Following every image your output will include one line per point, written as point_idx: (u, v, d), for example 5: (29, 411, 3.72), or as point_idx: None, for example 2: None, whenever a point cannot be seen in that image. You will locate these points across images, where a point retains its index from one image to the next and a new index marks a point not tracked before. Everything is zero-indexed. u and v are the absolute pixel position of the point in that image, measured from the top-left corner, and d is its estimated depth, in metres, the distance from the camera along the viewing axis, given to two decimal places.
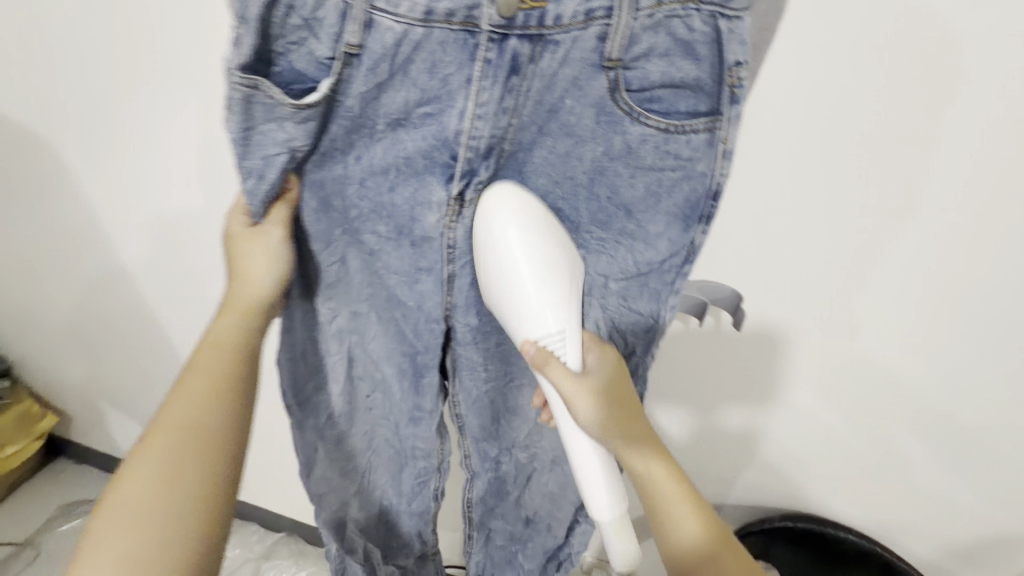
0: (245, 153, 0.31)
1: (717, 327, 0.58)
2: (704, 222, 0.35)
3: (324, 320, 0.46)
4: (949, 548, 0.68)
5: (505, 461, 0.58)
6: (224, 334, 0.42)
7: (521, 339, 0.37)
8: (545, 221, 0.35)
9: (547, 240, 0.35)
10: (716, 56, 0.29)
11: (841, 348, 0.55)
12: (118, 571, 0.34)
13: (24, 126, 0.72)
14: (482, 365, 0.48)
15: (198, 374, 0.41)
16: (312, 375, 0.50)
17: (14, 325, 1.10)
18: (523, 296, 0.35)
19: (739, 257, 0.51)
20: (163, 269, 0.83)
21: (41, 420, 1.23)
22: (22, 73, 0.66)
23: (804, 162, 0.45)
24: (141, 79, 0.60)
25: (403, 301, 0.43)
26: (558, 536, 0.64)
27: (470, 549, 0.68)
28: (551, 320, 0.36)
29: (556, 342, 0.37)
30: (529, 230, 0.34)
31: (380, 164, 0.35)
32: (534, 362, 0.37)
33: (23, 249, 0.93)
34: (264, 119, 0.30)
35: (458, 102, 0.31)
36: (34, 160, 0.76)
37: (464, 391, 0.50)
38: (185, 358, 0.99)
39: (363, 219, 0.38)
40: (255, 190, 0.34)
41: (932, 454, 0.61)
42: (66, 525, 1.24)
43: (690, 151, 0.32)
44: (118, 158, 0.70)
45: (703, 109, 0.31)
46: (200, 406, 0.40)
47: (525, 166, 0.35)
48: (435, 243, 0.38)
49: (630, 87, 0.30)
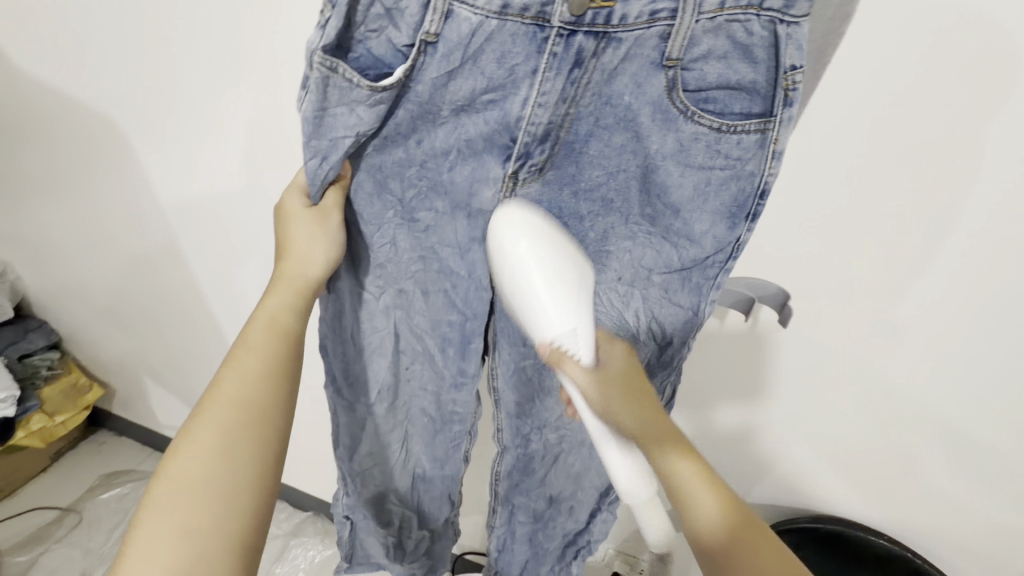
0: (315, 132, 0.33)
1: (753, 324, 0.58)
2: (750, 220, 0.35)
3: (372, 295, 0.48)
4: (972, 553, 0.68)
5: (535, 439, 0.59)
6: (275, 312, 0.45)
7: (538, 340, 0.42)
8: (551, 231, 0.39)
9: (554, 248, 0.39)
10: (773, 60, 0.30)
11: (876, 345, 0.55)
12: (179, 538, 0.37)
13: (98, 109, 0.76)
14: (522, 339, 0.50)
15: (248, 355, 0.43)
16: (355, 350, 0.52)
17: (70, 299, 1.16)
18: (538, 299, 0.40)
19: (777, 251, 0.52)
20: (214, 251, 0.88)
21: (85, 394, 1.29)
22: (94, 58, 0.71)
23: (851, 162, 0.45)
24: (208, 69, 0.64)
25: (454, 271, 0.45)
26: (579, 520, 0.67)
27: (493, 523, 0.68)
28: (563, 322, 0.41)
29: (568, 342, 0.42)
30: (538, 240, 0.38)
31: (441, 147, 0.38)
32: (550, 360, 0.42)
33: (85, 227, 0.98)
34: (337, 102, 0.32)
35: (522, 90, 0.33)
36: (103, 142, 0.81)
37: (503, 364, 0.52)
38: (227, 338, 1.04)
39: (418, 199, 0.41)
40: (316, 172, 0.36)
41: (964, 461, 0.60)
42: (107, 493, 1.30)
43: (740, 151, 0.33)
44: (179, 143, 0.74)
45: (755, 111, 0.32)
46: (249, 389, 0.42)
47: (582, 156, 0.37)
48: (489, 217, 0.40)
49: (687, 87, 0.32)
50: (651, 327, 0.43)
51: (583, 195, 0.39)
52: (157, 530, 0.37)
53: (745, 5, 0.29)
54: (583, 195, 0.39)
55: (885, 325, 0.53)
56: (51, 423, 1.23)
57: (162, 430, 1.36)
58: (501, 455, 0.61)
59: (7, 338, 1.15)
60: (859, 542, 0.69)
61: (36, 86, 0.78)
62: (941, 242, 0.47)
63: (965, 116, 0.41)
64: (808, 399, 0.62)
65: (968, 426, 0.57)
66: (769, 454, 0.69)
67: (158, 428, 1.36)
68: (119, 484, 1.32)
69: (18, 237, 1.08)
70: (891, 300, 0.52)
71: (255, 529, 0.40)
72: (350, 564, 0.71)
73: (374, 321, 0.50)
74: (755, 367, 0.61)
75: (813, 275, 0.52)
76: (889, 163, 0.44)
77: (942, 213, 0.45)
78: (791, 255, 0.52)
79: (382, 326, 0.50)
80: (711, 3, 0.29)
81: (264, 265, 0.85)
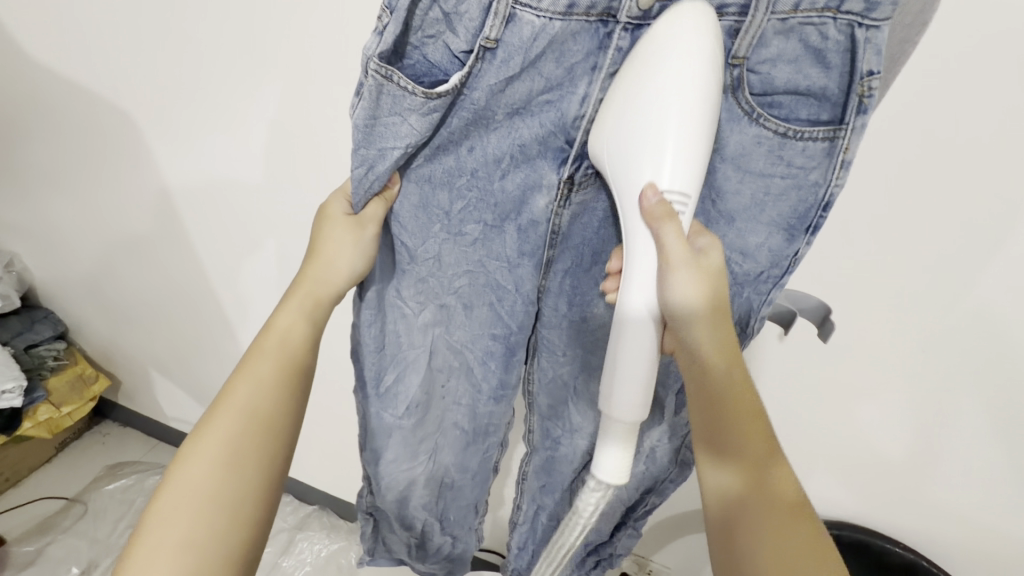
0: (365, 141, 0.33)
1: (782, 337, 0.56)
2: (811, 233, 0.33)
3: (412, 312, 0.48)
4: (997, 567, 0.67)
5: (563, 443, 0.58)
6: (289, 317, 0.44)
7: (643, 183, 0.32)
8: (718, 61, 0.29)
9: (708, 90, 0.30)
10: (847, 65, 0.29)
11: (921, 358, 0.53)
12: (182, 553, 0.36)
13: (110, 99, 0.75)
14: (562, 350, 0.49)
15: (264, 361, 0.42)
16: (390, 365, 0.51)
17: (77, 291, 1.15)
18: (661, 143, 0.31)
19: (815, 261, 0.50)
20: (224, 244, 0.87)
21: (91, 385, 1.27)
22: (109, 49, 0.70)
23: (904, 176, 0.44)
24: (226, 62, 0.62)
25: (502, 285, 0.44)
26: (604, 531, 0.62)
27: (517, 520, 0.69)
28: (682, 178, 0.32)
29: (680, 205, 0.33)
30: (703, 68, 0.29)
31: (493, 154, 0.37)
32: (648, 211, 0.33)
33: (93, 218, 0.97)
34: (389, 112, 0.32)
35: (580, 88, 0.33)
36: (114, 135, 0.80)
37: (541, 370, 0.52)
38: (235, 332, 1.03)
39: (466, 211, 0.40)
40: (364, 180, 0.36)
41: (998, 482, 0.58)
42: (112, 485, 1.29)
43: (803, 159, 0.32)
44: (193, 137, 0.73)
45: (824, 118, 0.30)
46: (262, 398, 0.41)
47: None
48: (540, 228, 0.40)
49: (753, 90, 0.31)
50: None
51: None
52: (157, 529, 0.37)
53: (821, 8, 0.28)
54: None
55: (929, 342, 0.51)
56: (59, 414, 1.21)
57: (169, 424, 1.35)
58: (529, 454, 0.62)
59: (15, 327, 1.14)
60: (879, 551, 0.68)
61: (47, 76, 0.77)
62: (998, 257, 0.44)
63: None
64: (835, 412, 0.61)
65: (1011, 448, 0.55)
66: (793, 463, 0.68)
67: (165, 421, 1.35)
68: (124, 475, 1.30)
69: (28, 227, 1.06)
70: (939, 315, 0.49)
71: (250, 544, 0.39)
72: (370, 556, 0.71)
73: (413, 338, 0.49)
74: (778, 375, 0.60)
75: (857, 286, 0.50)
76: (950, 175, 0.42)
77: (1004, 227, 0.43)
78: (831, 267, 0.50)
79: (418, 342, 0.49)
80: (785, 3, 0.28)
81: (275, 259, 0.83)
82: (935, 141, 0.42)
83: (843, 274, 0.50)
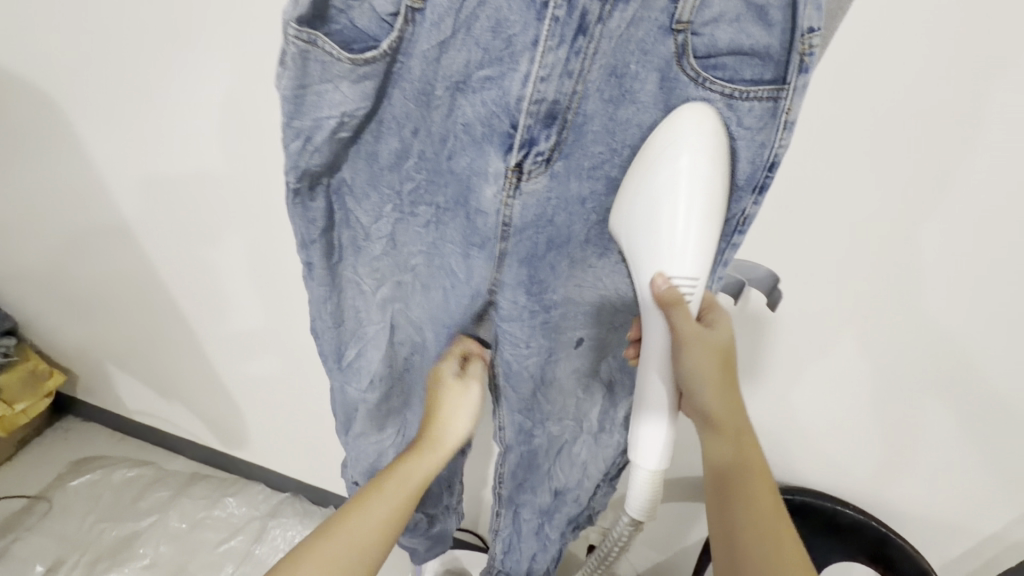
0: (297, 112, 0.32)
1: (745, 305, 0.57)
2: (757, 192, 0.33)
3: (371, 291, 0.46)
4: (939, 525, 0.70)
5: (538, 434, 0.56)
6: (412, 470, 0.54)
7: (654, 271, 0.36)
8: (721, 165, 0.32)
9: (714, 181, 0.32)
10: (789, 21, 0.28)
11: (868, 327, 0.54)
12: None
13: (34, 76, 0.70)
14: (525, 342, 0.46)
15: (385, 497, 0.52)
16: (352, 340, 0.49)
17: (20, 283, 1.09)
18: (667, 233, 0.34)
19: (772, 232, 0.51)
20: (170, 229, 0.82)
21: (46, 381, 1.22)
22: (32, 20, 0.64)
23: (850, 141, 0.44)
24: (157, 34, 0.59)
25: (454, 271, 0.43)
26: (583, 505, 0.60)
27: (497, 526, 0.65)
28: (688, 265, 0.35)
29: (688, 292, 0.36)
30: (707, 161, 0.32)
31: (438, 130, 0.36)
32: (662, 297, 0.36)
33: (27, 205, 0.91)
34: (320, 79, 0.31)
35: (521, 66, 0.32)
36: (41, 116, 0.74)
37: (506, 364, 0.49)
38: (189, 321, 0.99)
39: (417, 192, 0.40)
40: (300, 158, 0.35)
41: (940, 440, 0.61)
42: (76, 481, 1.25)
43: (752, 120, 0.31)
44: (128, 117, 0.68)
45: (767, 77, 0.30)
46: (395, 506, 0.52)
47: (585, 137, 0.34)
48: (490, 220, 0.38)
49: (697, 53, 0.30)
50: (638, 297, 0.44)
51: (587, 176, 0.36)
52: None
53: None
54: (586, 175, 0.36)
55: (880, 311, 0.53)
56: (11, 412, 1.19)
57: (133, 416, 1.30)
58: (504, 455, 0.58)
59: None
60: (831, 513, 0.72)
61: None
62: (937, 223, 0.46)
63: (982, 100, 0.40)
64: (787, 385, 0.63)
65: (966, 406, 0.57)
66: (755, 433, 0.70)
67: (129, 414, 1.30)
68: (88, 471, 1.26)
69: None
70: (897, 278, 0.50)
71: None
72: None
73: (371, 314, 0.47)
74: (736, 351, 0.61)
75: (805, 255, 0.52)
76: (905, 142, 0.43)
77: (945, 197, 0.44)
78: (783, 238, 0.51)
79: (376, 317, 0.47)
80: None
81: (225, 245, 0.80)
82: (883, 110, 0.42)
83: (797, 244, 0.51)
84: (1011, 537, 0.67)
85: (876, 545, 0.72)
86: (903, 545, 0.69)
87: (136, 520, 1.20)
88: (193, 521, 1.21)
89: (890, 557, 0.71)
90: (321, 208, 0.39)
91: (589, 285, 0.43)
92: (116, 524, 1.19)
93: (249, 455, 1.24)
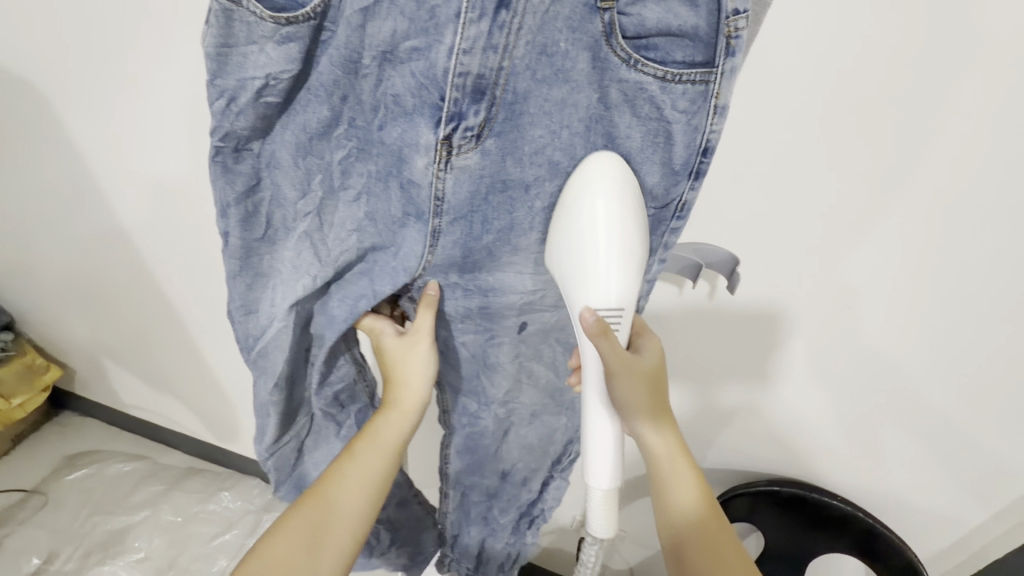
0: (220, 70, 0.34)
1: (712, 295, 0.62)
2: (694, 178, 0.36)
3: (285, 274, 0.44)
4: (909, 504, 0.74)
5: (483, 417, 0.59)
6: (387, 429, 0.55)
7: (580, 306, 0.39)
8: (636, 207, 0.37)
9: (626, 222, 0.36)
10: (714, 3, 0.30)
11: (830, 313, 0.59)
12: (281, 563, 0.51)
13: (25, 74, 0.71)
14: (462, 320, 0.49)
15: (369, 457, 0.54)
16: (257, 329, 0.47)
17: (15, 279, 1.10)
18: (593, 269, 0.37)
19: (740, 220, 0.54)
20: (163, 227, 0.83)
21: (42, 375, 1.23)
22: (24, 22, 0.66)
23: (807, 130, 0.47)
24: (143, 34, 0.60)
25: (382, 245, 0.42)
26: (532, 491, 0.65)
27: (447, 509, 0.70)
28: (613, 298, 0.38)
29: (615, 321, 0.39)
30: (617, 204, 0.36)
31: (369, 101, 0.37)
32: (591, 330, 0.39)
33: (22, 203, 0.92)
34: (245, 40, 0.33)
35: (446, 37, 0.32)
36: (34, 114, 0.76)
37: (445, 341, 0.53)
38: (182, 317, 1.00)
39: (348, 162, 0.40)
40: (225, 117, 0.36)
41: (906, 421, 0.65)
42: (71, 475, 1.26)
43: (686, 103, 0.33)
44: (120, 116, 0.70)
45: (699, 59, 0.32)
46: (383, 461, 0.55)
47: (521, 117, 0.35)
48: (423, 192, 0.38)
49: (626, 33, 0.33)
50: None
51: (528, 160, 0.37)
52: (272, 545, 0.51)
53: None
54: (527, 159, 0.37)
55: (845, 293, 0.57)
56: (8, 406, 1.19)
57: (128, 411, 1.32)
58: (450, 435, 0.62)
59: None
60: (817, 503, 0.75)
61: None
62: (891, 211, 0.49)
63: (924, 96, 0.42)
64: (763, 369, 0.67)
65: (925, 381, 0.60)
66: (737, 416, 0.74)
67: (123, 409, 1.32)
68: (82, 465, 1.28)
69: None
70: (856, 262, 0.54)
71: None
72: None
73: (281, 303, 0.45)
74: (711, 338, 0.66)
75: (771, 244, 0.55)
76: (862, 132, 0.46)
77: (894, 184, 0.48)
78: (750, 229, 0.55)
79: (283, 313, 0.45)
80: None
81: (217, 242, 0.81)
82: (834, 103, 0.45)
83: (763, 235, 0.55)
84: (970, 515, 0.71)
85: (863, 537, 0.74)
86: (889, 534, 0.72)
87: (128, 514, 1.21)
88: (186, 516, 1.22)
89: (876, 548, 0.74)
90: (245, 172, 0.40)
91: (529, 274, 0.45)
92: (108, 518, 1.20)
93: (242, 448, 1.25)
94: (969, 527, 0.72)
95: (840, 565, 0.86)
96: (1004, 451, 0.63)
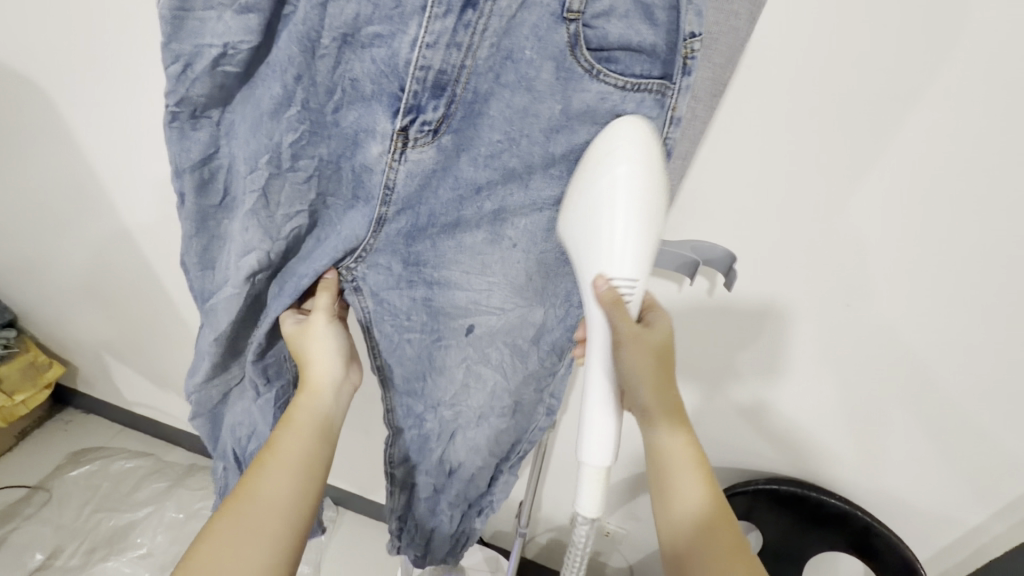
0: (174, 33, 0.35)
1: (711, 291, 0.62)
2: None
3: (234, 243, 0.45)
4: (907, 503, 0.74)
5: (429, 418, 0.60)
6: (311, 406, 0.55)
7: (596, 273, 0.40)
8: (658, 173, 0.37)
9: (648, 187, 0.37)
10: (673, 21, 0.33)
11: (834, 312, 0.59)
12: (224, 560, 0.45)
13: (29, 77, 0.72)
14: (405, 315, 0.52)
15: (297, 433, 0.53)
16: (211, 293, 0.49)
17: (19, 277, 1.11)
18: (611, 233, 0.38)
19: (736, 220, 0.55)
20: (166, 226, 0.85)
21: (45, 372, 1.25)
22: (27, 28, 0.67)
23: (802, 128, 0.48)
24: (147, 39, 0.62)
25: (329, 221, 0.46)
26: (481, 486, 0.65)
27: (389, 505, 0.68)
28: (628, 268, 0.40)
29: (627, 290, 0.40)
30: (640, 171, 0.36)
31: (324, 84, 0.38)
32: (603, 297, 0.40)
33: (28, 204, 0.94)
34: (202, 7, 0.34)
35: (410, 29, 0.35)
36: (39, 117, 0.77)
37: (386, 339, 0.54)
38: (186, 317, 1.01)
39: (299, 145, 0.41)
40: (179, 82, 0.36)
41: (903, 421, 0.66)
42: (76, 471, 1.28)
43: (643, 112, 0.37)
44: (124, 119, 0.72)
45: (656, 73, 0.35)
46: (312, 439, 0.53)
47: (480, 117, 0.39)
48: (375, 177, 0.41)
49: (590, 45, 0.35)
50: (509, 282, 0.49)
51: (483, 162, 0.41)
52: (205, 549, 0.46)
53: None
54: (484, 161, 0.41)
55: (842, 291, 0.57)
56: (10, 403, 1.20)
57: (131, 408, 1.33)
58: (394, 436, 0.63)
59: None
60: (815, 501, 0.75)
61: None
62: (881, 212, 0.50)
63: (908, 96, 0.44)
64: (764, 369, 0.68)
65: (917, 378, 0.61)
66: (736, 416, 0.75)
67: (127, 406, 1.33)
68: (87, 462, 1.29)
69: None
70: (849, 261, 0.55)
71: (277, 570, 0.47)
72: None
73: (233, 271, 0.46)
74: (720, 334, 0.66)
75: (767, 244, 0.56)
76: (855, 124, 0.47)
77: (883, 184, 0.49)
78: (747, 229, 0.56)
79: (238, 282, 0.46)
80: None
81: None
82: (823, 103, 0.46)
83: (759, 235, 0.56)
84: (963, 514, 0.71)
85: (861, 537, 0.74)
86: (888, 534, 0.72)
87: (132, 511, 1.22)
88: (189, 512, 1.23)
89: (874, 547, 0.74)
90: (202, 141, 0.40)
91: (468, 274, 0.49)
92: (113, 513, 1.21)
93: None
94: (961, 525, 0.73)
95: (835, 564, 0.87)
96: (994, 447, 0.63)
